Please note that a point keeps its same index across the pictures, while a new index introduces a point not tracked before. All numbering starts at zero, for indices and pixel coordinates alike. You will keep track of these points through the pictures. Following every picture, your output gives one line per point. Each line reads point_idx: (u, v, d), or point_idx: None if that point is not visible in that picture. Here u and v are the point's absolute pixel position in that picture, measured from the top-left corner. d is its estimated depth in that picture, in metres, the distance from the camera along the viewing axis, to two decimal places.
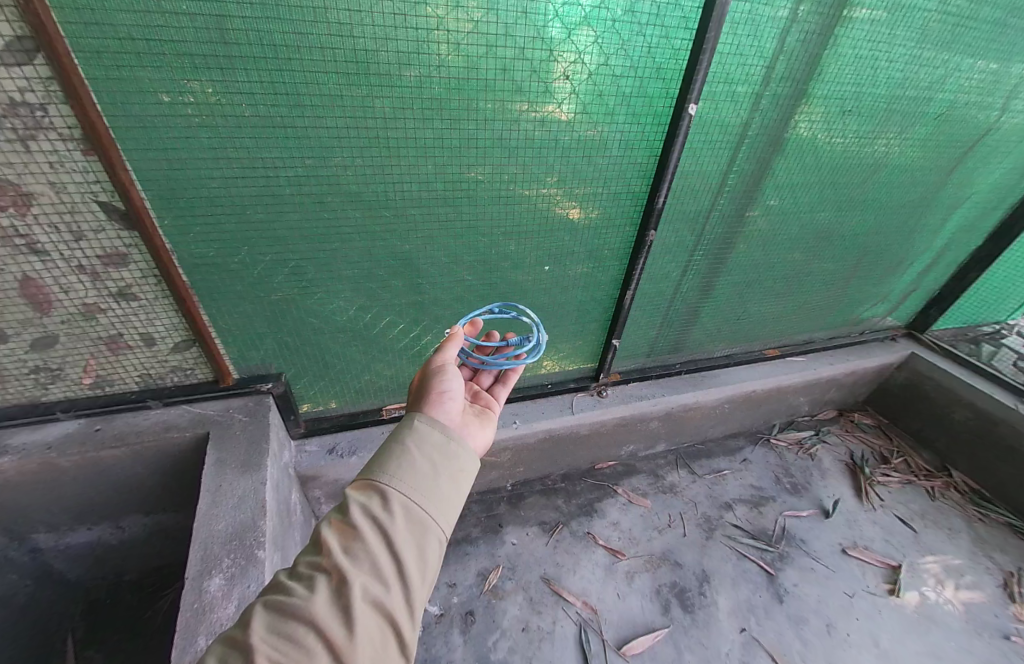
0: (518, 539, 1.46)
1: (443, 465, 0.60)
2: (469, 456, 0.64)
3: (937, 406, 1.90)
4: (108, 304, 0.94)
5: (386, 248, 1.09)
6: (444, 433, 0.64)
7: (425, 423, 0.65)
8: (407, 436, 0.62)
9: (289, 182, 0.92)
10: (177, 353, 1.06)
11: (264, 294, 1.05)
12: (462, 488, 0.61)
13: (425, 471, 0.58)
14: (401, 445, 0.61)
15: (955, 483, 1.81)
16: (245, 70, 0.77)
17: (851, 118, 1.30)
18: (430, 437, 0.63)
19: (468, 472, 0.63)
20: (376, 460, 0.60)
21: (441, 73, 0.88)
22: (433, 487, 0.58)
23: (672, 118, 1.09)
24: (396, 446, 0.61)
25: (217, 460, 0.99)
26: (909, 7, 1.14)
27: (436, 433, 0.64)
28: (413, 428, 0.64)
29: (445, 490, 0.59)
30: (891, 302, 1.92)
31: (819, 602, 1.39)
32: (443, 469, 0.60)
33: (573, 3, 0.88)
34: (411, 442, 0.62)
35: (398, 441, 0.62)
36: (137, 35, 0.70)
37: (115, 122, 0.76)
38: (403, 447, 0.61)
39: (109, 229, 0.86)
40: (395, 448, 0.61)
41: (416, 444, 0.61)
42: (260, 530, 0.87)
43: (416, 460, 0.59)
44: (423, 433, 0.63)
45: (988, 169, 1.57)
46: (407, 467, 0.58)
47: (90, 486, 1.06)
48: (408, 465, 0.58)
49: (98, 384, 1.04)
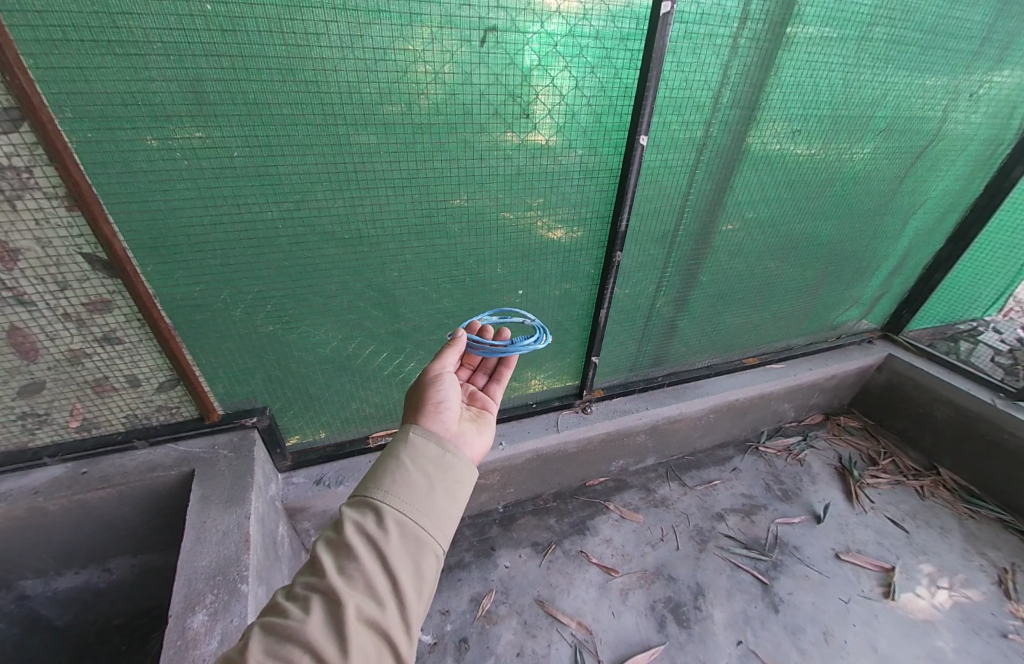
0: (511, 561, 1.46)
1: (438, 478, 0.63)
2: (465, 467, 0.67)
3: (919, 405, 1.93)
4: (93, 349, 0.97)
5: (363, 281, 1.14)
6: (439, 446, 0.67)
7: (420, 435, 0.68)
8: (402, 451, 0.65)
9: (268, 224, 0.97)
10: (163, 392, 1.08)
11: (246, 331, 1.09)
12: (457, 501, 0.63)
13: (420, 485, 0.61)
14: (397, 459, 0.63)
15: (944, 481, 1.82)
16: (223, 127, 0.83)
17: (801, 137, 1.38)
18: (425, 451, 0.65)
19: (464, 484, 0.65)
20: (370, 477, 0.62)
21: (407, 120, 0.95)
22: (430, 501, 0.60)
23: (626, 149, 1.16)
24: (391, 461, 0.63)
25: (202, 496, 1.00)
26: (840, 37, 1.24)
27: (432, 446, 0.67)
28: (408, 443, 0.66)
29: (441, 502, 0.61)
30: (864, 305, 1.98)
31: (815, 609, 1.39)
32: (438, 482, 0.62)
33: (524, 51, 0.95)
34: (406, 456, 0.64)
35: (393, 456, 0.64)
36: (118, 102, 0.76)
37: (98, 179, 0.81)
38: (398, 462, 0.63)
39: (93, 278, 0.90)
40: (390, 464, 0.63)
41: (411, 458, 0.64)
42: (244, 565, 0.88)
43: (410, 475, 0.62)
44: (417, 447, 0.66)
45: (938, 176, 1.65)
46: (402, 482, 0.61)
47: (77, 530, 1.07)
48: (403, 481, 0.61)
49: (85, 427, 1.06)
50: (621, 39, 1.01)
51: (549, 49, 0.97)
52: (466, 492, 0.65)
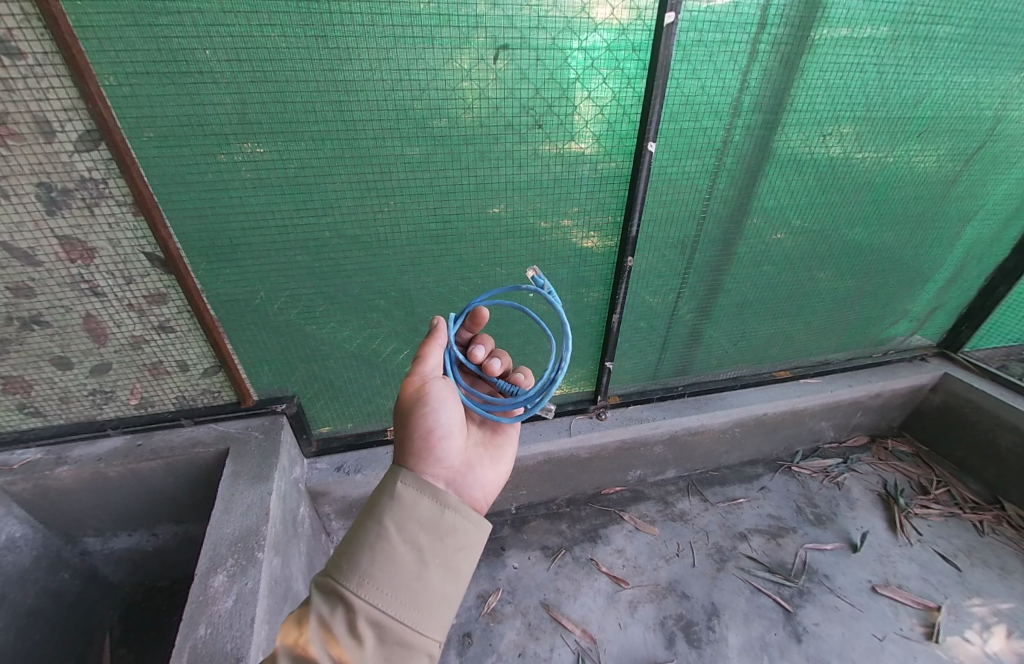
0: (519, 563, 1.47)
1: (431, 551, 0.63)
2: (462, 534, 0.68)
3: (980, 431, 1.75)
4: (151, 336, 1.11)
5: (385, 281, 1.22)
6: (438, 509, 0.67)
7: (412, 490, 0.67)
8: (396, 517, 0.64)
9: (299, 226, 1.07)
10: (207, 377, 1.21)
11: (278, 323, 1.19)
12: (449, 581, 0.63)
13: (408, 565, 0.60)
14: (390, 529, 0.62)
15: (1008, 517, 1.63)
16: (262, 143, 0.95)
17: (833, 140, 1.33)
18: (417, 514, 0.65)
19: (460, 555, 0.66)
20: (358, 552, 0.59)
21: (425, 132, 1.02)
22: (420, 583, 0.60)
23: (635, 156, 1.18)
24: (375, 530, 0.61)
25: (233, 471, 1.11)
26: (875, 36, 1.19)
27: (429, 510, 0.66)
28: (404, 504, 0.66)
29: (432, 579, 0.61)
30: (915, 319, 1.84)
31: (843, 644, 1.29)
32: (430, 555, 0.63)
33: (534, 61, 1.00)
34: (399, 525, 0.63)
35: (384, 523, 0.63)
36: (177, 123, 0.89)
37: (158, 187, 0.95)
38: (392, 532, 0.62)
39: (152, 273, 1.04)
40: (373, 537, 0.61)
41: (399, 526, 0.63)
42: (262, 534, 0.97)
43: (403, 554, 0.61)
44: (413, 511, 0.66)
45: (998, 180, 1.52)
46: (393, 566, 0.60)
47: (130, 495, 1.21)
48: (394, 562, 0.60)
49: (142, 404, 1.21)
50: (633, 49, 1.04)
51: (561, 59, 1.01)
52: (463, 556, 0.67)
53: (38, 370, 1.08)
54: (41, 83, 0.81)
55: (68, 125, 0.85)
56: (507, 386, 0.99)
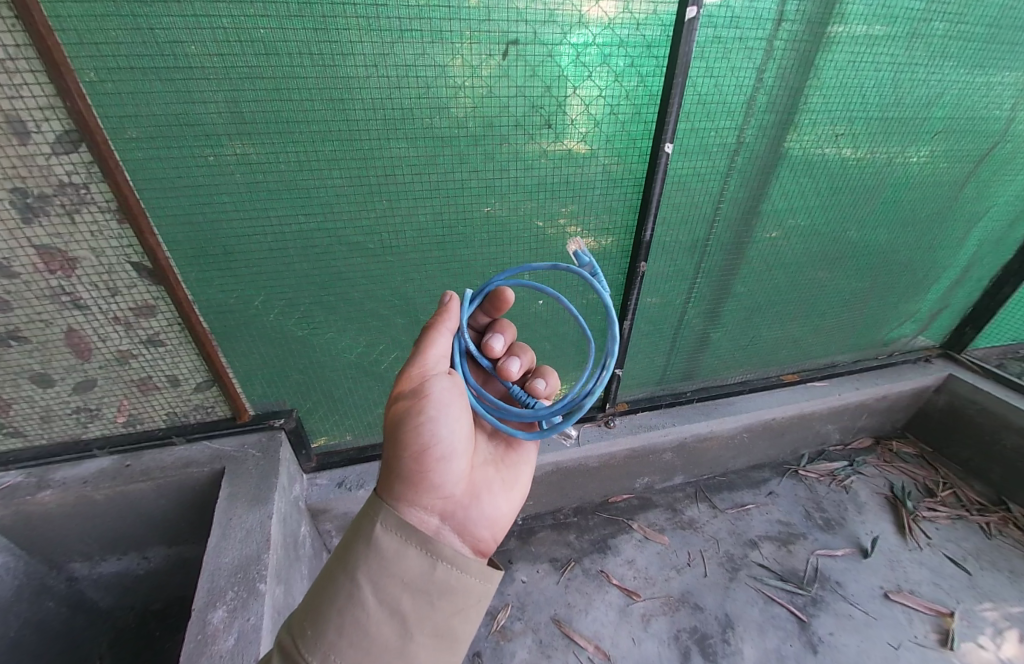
0: (528, 576, 1.43)
1: (413, 614, 0.59)
2: (453, 591, 0.63)
3: (985, 432, 1.75)
4: (139, 350, 1.05)
5: (388, 288, 1.16)
6: (425, 563, 0.62)
7: (394, 540, 0.62)
8: (373, 574, 0.60)
9: (298, 231, 1.01)
10: (200, 393, 1.15)
11: (276, 334, 1.13)
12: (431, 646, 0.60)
13: (385, 633, 0.57)
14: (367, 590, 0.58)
15: (1014, 518, 1.63)
16: (259, 144, 0.88)
17: (845, 141, 1.30)
18: (399, 570, 0.61)
19: (450, 615, 0.62)
20: (330, 616, 0.56)
21: (430, 131, 0.96)
22: (398, 652, 0.57)
23: (651, 157, 1.13)
24: (349, 590, 0.58)
25: (230, 493, 1.05)
26: (891, 33, 1.16)
27: (414, 565, 0.62)
28: (384, 559, 0.61)
29: (414, 645, 0.58)
30: (920, 321, 1.83)
31: (859, 654, 1.27)
32: (414, 618, 0.59)
33: (544, 56, 0.94)
34: (377, 584, 0.59)
35: (359, 582, 0.58)
36: (166, 122, 0.82)
37: (145, 192, 0.88)
38: (368, 594, 0.58)
39: (140, 285, 0.97)
40: (346, 599, 0.57)
41: (376, 586, 0.59)
42: (263, 564, 0.91)
43: (379, 622, 0.57)
44: (396, 568, 0.61)
45: (1006, 181, 1.51)
46: (365, 636, 0.56)
47: (119, 519, 1.14)
48: (368, 631, 0.56)
49: (130, 422, 1.14)
50: (648, 46, 0.99)
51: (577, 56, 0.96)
52: (454, 614, 0.63)
53: (16, 388, 1.01)
54: (14, 80, 0.74)
55: (44, 125, 0.78)
56: (523, 395, 0.93)
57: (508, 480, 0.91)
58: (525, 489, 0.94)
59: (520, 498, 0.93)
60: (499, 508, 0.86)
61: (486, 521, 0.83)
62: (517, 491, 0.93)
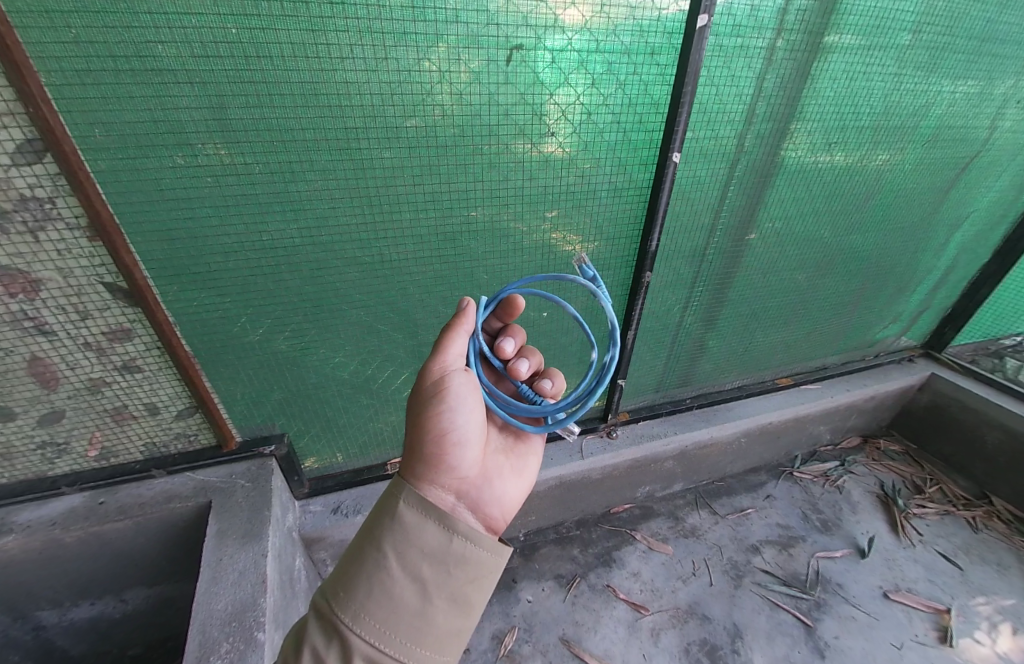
0: (534, 595, 1.38)
1: (433, 582, 0.59)
2: (472, 560, 0.62)
3: (966, 429, 1.82)
4: (113, 377, 0.96)
5: (384, 303, 1.10)
6: (443, 533, 0.60)
7: (414, 512, 0.61)
8: (394, 543, 0.59)
9: (290, 246, 0.94)
10: (181, 420, 1.06)
11: (267, 355, 1.06)
12: (453, 611, 0.59)
13: (408, 598, 0.56)
14: (387, 558, 0.58)
15: (998, 512, 1.69)
16: (249, 154, 0.82)
17: (838, 149, 1.32)
18: (420, 542, 0.59)
19: (470, 582, 0.62)
20: (352, 580, 0.56)
21: (430, 140, 0.92)
22: (420, 617, 0.56)
23: (657, 166, 1.11)
24: (373, 558, 0.57)
25: (218, 531, 0.97)
26: (883, 44, 1.18)
27: (433, 536, 0.60)
28: (404, 528, 0.60)
29: (436, 613, 0.57)
30: (903, 322, 1.89)
31: (864, 656, 1.28)
32: (433, 586, 0.58)
33: (542, 60, 0.90)
34: (397, 553, 0.58)
35: (380, 550, 0.58)
36: (142, 131, 0.75)
37: (120, 207, 0.80)
38: (388, 562, 0.57)
39: (114, 308, 0.89)
40: (371, 566, 0.57)
41: (398, 555, 0.58)
42: (260, 609, 0.84)
43: (400, 588, 0.56)
44: (415, 538, 0.60)
45: (983, 188, 1.57)
46: (387, 601, 0.55)
47: (92, 561, 1.05)
48: (390, 597, 0.55)
49: (103, 455, 1.04)
50: (651, 54, 0.97)
51: (594, 51, 0.92)
52: (470, 585, 0.62)
53: None
54: None
55: (2, 133, 0.70)
56: (531, 394, 0.88)
57: (518, 468, 0.85)
58: (535, 476, 0.88)
59: (530, 482, 0.87)
60: (512, 492, 0.81)
61: (500, 504, 0.78)
62: (528, 476, 0.87)
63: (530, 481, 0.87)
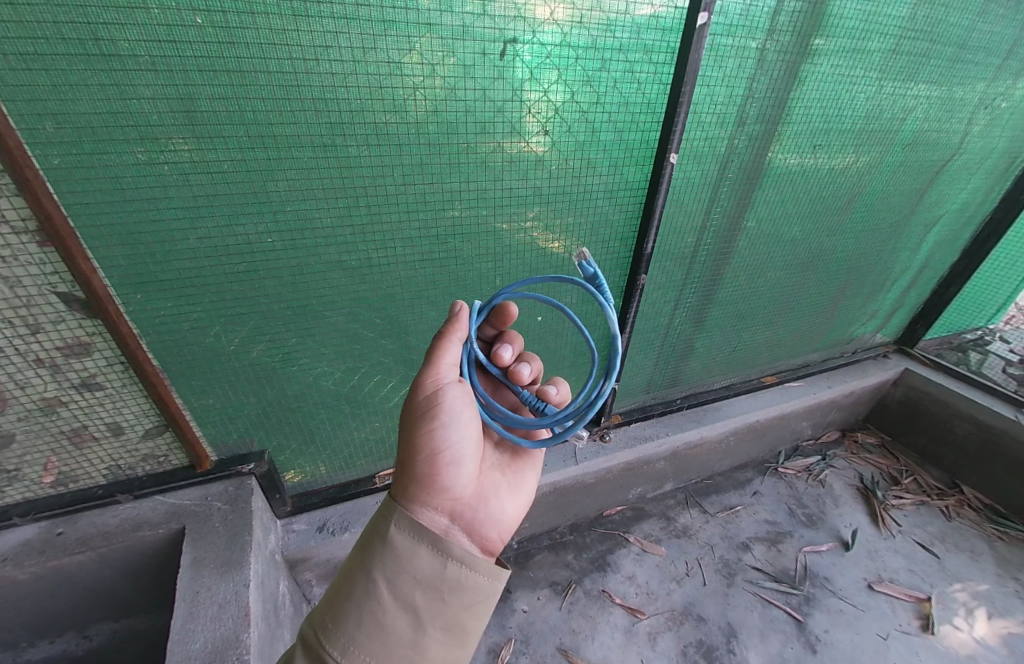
0: (529, 605, 1.35)
1: (426, 611, 0.55)
2: (468, 586, 0.59)
3: (938, 421, 1.90)
4: (70, 396, 0.87)
5: (370, 309, 1.04)
6: (434, 557, 0.57)
7: (406, 536, 0.58)
8: (384, 568, 0.56)
9: (269, 250, 0.87)
10: (149, 440, 0.97)
11: (244, 368, 0.98)
12: (448, 639, 0.56)
13: (399, 628, 0.53)
14: (377, 584, 0.54)
15: (968, 500, 1.78)
16: (221, 150, 0.75)
17: (825, 151, 1.33)
18: (412, 568, 0.56)
19: (465, 609, 0.58)
20: (340, 609, 0.53)
21: (421, 138, 0.86)
22: (412, 647, 0.53)
23: (654, 167, 1.09)
24: (363, 585, 0.54)
25: (193, 560, 0.91)
26: (868, 49, 1.20)
27: (424, 560, 0.57)
28: (395, 553, 0.57)
29: (428, 642, 0.54)
30: (879, 319, 1.95)
31: (854, 649, 1.31)
32: (426, 615, 0.55)
33: (534, 52, 0.85)
34: (388, 579, 0.55)
35: (370, 576, 0.55)
36: (99, 123, 0.67)
37: (76, 209, 0.72)
38: (378, 589, 0.54)
39: (70, 319, 0.80)
40: (361, 594, 0.54)
41: (389, 582, 0.55)
42: (244, 646, 0.79)
43: (390, 617, 0.53)
44: (407, 563, 0.56)
45: (954, 191, 1.64)
46: (376, 630, 0.52)
47: (51, 596, 0.96)
48: (379, 626, 0.52)
49: (61, 481, 0.95)
50: (647, 52, 0.94)
51: (562, 49, 0.87)
52: (466, 611, 0.58)
53: None
54: None
55: None
56: (534, 400, 0.81)
57: (515, 485, 0.81)
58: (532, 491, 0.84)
59: (528, 500, 0.83)
60: (509, 511, 0.76)
61: (495, 525, 0.74)
62: (526, 492, 0.83)
63: (527, 499, 0.82)
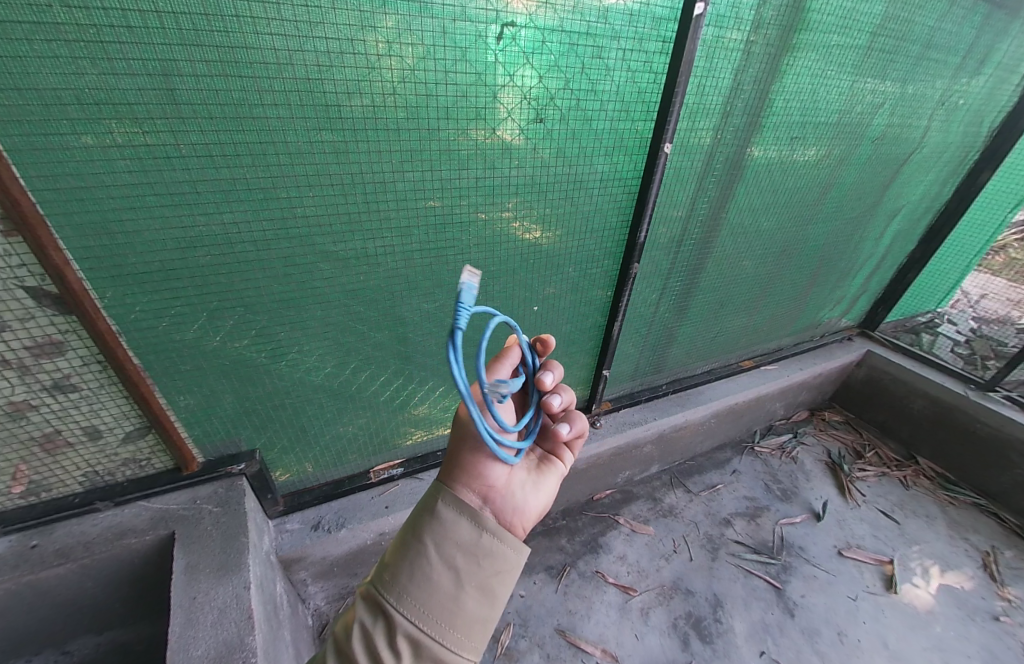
0: (526, 590, 1.37)
1: (469, 575, 0.55)
2: (505, 550, 0.58)
3: (896, 398, 2.06)
4: (41, 400, 0.81)
5: (365, 301, 0.99)
6: (471, 524, 0.57)
7: (450, 508, 0.58)
8: (427, 532, 0.56)
9: (257, 242, 0.82)
10: (130, 444, 0.92)
11: (232, 365, 0.93)
12: (489, 599, 0.56)
13: (446, 589, 0.53)
14: (421, 546, 0.55)
15: (923, 470, 1.94)
16: (202, 130, 0.69)
17: (804, 143, 1.38)
18: (458, 536, 0.56)
19: (502, 573, 0.58)
20: (388, 566, 0.55)
21: (415, 124, 0.82)
22: (455, 605, 0.54)
23: (649, 156, 1.10)
24: (413, 548, 0.55)
25: (187, 566, 0.88)
26: (845, 46, 1.24)
27: (463, 526, 0.57)
28: (436, 519, 0.57)
29: (471, 606, 0.55)
30: (845, 304, 2.07)
31: (827, 611, 1.40)
32: (469, 578, 0.55)
33: (514, 38, 0.82)
34: (432, 542, 0.55)
35: (416, 539, 0.56)
36: (68, 99, 0.61)
37: (45, 195, 0.66)
38: (423, 550, 0.55)
39: (40, 316, 0.74)
40: (410, 555, 0.55)
41: (436, 546, 0.55)
42: (251, 648, 0.78)
43: (435, 576, 0.54)
44: (447, 529, 0.56)
45: (914, 183, 1.75)
46: (422, 586, 0.53)
47: (27, 613, 0.90)
48: (426, 584, 0.53)
49: (32, 492, 0.89)
50: (640, 40, 0.94)
51: (540, 37, 0.84)
52: (503, 581, 0.58)
53: None
54: None
55: None
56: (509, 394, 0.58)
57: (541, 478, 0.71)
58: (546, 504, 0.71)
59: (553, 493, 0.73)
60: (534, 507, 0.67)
61: (526, 512, 0.66)
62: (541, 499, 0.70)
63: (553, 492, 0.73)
